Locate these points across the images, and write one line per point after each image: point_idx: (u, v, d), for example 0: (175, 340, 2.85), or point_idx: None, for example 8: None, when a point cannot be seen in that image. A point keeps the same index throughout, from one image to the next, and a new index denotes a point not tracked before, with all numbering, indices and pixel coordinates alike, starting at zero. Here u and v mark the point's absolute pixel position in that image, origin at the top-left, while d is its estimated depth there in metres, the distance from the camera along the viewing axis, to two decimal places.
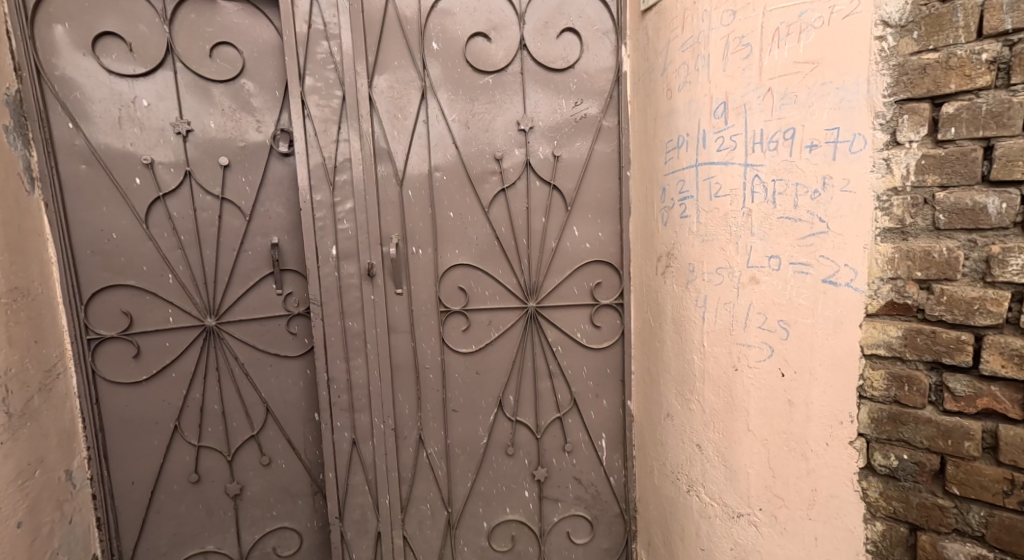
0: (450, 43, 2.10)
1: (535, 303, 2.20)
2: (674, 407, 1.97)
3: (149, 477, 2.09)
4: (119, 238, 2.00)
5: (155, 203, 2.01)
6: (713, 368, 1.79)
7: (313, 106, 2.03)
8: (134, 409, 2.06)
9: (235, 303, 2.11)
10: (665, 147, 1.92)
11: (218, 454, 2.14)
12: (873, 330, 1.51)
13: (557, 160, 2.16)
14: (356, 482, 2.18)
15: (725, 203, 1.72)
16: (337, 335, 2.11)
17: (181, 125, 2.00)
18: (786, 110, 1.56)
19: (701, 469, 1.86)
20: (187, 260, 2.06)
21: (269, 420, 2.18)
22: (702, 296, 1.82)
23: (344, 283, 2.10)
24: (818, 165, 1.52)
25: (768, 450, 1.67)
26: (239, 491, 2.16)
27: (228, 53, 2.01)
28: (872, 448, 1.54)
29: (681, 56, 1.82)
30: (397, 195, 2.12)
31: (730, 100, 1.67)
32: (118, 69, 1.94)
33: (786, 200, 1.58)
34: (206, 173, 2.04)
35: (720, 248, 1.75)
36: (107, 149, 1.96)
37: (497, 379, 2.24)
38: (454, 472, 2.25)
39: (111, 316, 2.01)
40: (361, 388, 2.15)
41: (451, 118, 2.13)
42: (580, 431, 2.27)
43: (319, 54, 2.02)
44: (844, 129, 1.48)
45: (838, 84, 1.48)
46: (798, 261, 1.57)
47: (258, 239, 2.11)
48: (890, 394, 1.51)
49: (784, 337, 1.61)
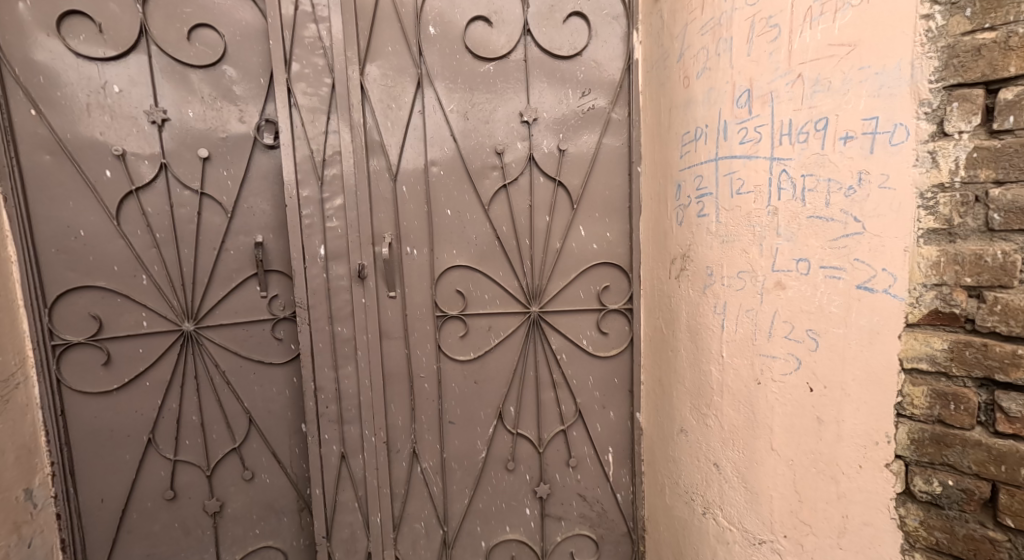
0: (448, 27, 1.95)
1: (539, 307, 2.06)
2: (688, 422, 1.82)
3: (119, 494, 1.94)
4: (88, 236, 1.85)
5: (127, 198, 1.86)
6: (733, 382, 1.65)
7: (300, 94, 1.89)
8: (103, 421, 1.91)
9: (215, 307, 1.95)
10: (681, 140, 1.78)
11: (195, 468, 1.99)
12: (914, 342, 1.36)
13: (562, 154, 2.02)
14: (344, 499, 2.03)
15: (748, 200, 1.57)
16: (324, 341, 1.96)
17: (156, 113, 1.85)
18: (818, 99, 1.41)
19: (718, 490, 1.71)
20: (163, 260, 1.91)
21: (251, 432, 2.03)
22: (720, 302, 1.67)
23: (333, 285, 1.95)
24: (853, 159, 1.37)
25: (793, 472, 1.51)
26: (219, 509, 2.01)
27: (209, 36, 1.87)
28: (912, 473, 1.39)
29: (701, 40, 1.67)
30: (390, 191, 1.97)
31: (755, 88, 1.52)
32: (86, 51, 1.79)
33: (817, 198, 1.43)
34: (184, 165, 1.89)
35: (741, 251, 1.60)
36: (75, 139, 1.81)
37: (497, 389, 2.09)
38: (451, 487, 2.10)
39: (79, 321, 1.87)
40: (351, 398, 2.00)
41: (449, 108, 1.98)
42: (585, 445, 2.12)
43: (307, 38, 1.87)
44: (884, 118, 1.33)
45: (877, 69, 1.33)
46: (829, 265, 1.42)
47: (241, 237, 1.96)
48: (932, 413, 1.36)
49: (813, 348, 1.46)
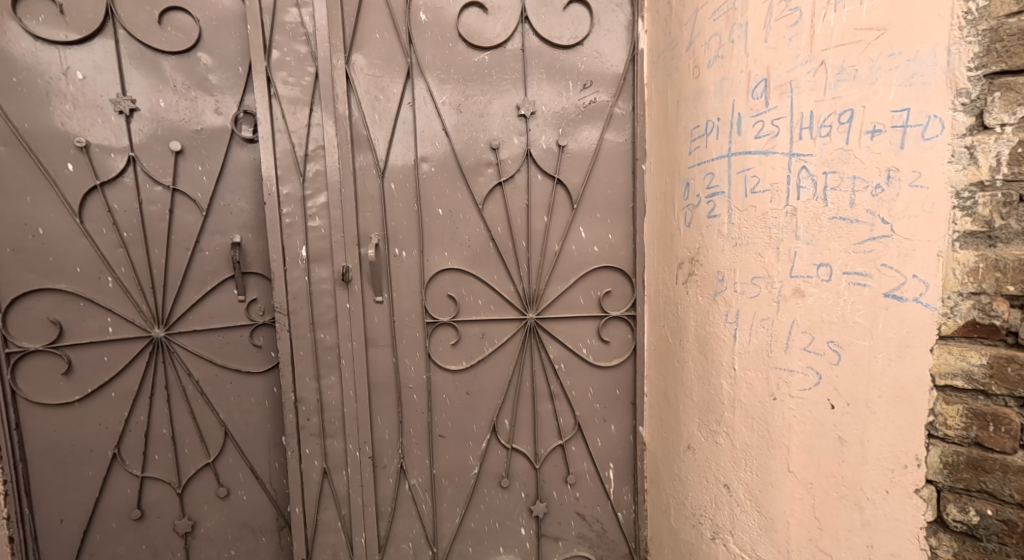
0: (440, 13, 1.82)
1: (535, 314, 1.93)
2: (696, 438, 1.70)
3: (81, 514, 1.81)
4: (47, 235, 1.71)
5: (91, 193, 1.73)
6: (746, 397, 1.52)
7: (280, 84, 1.75)
8: (64, 435, 1.78)
9: (188, 312, 1.82)
10: (690, 134, 1.65)
11: (165, 485, 1.85)
12: (948, 356, 1.24)
13: (562, 151, 1.89)
14: (326, 518, 1.89)
15: (763, 200, 1.44)
16: (306, 349, 1.83)
17: (123, 102, 1.72)
18: (843, 88, 1.29)
19: (729, 514, 1.58)
20: (130, 261, 1.77)
21: (227, 446, 1.89)
22: (732, 310, 1.54)
23: (316, 289, 1.82)
24: (881, 155, 1.25)
25: (813, 496, 1.38)
26: (190, 528, 1.88)
27: (182, 20, 1.74)
28: (945, 500, 1.26)
29: (712, 26, 1.55)
30: (378, 189, 1.84)
31: (773, 76, 1.40)
32: (46, 35, 1.66)
33: (840, 197, 1.31)
34: (154, 159, 1.76)
35: (755, 255, 1.47)
36: (33, 129, 1.68)
37: (491, 400, 1.96)
38: (441, 505, 1.97)
39: (37, 326, 1.73)
40: (334, 410, 1.87)
41: (440, 100, 1.85)
42: (584, 461, 1.99)
43: (288, 22, 1.74)
44: (916, 110, 1.21)
45: (910, 55, 1.20)
46: (853, 271, 1.30)
47: (217, 237, 1.82)
48: (969, 434, 1.23)
49: (834, 362, 1.34)
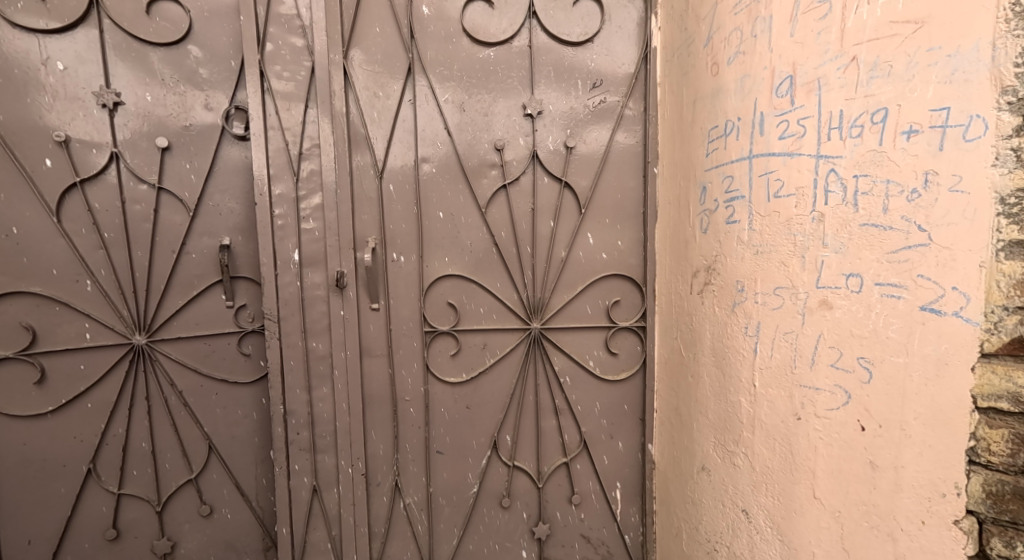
0: (443, 7, 1.74)
1: (540, 324, 1.83)
2: (712, 459, 1.59)
3: (52, 533, 1.70)
4: (21, 234, 1.61)
5: (70, 191, 1.63)
6: (767, 417, 1.41)
7: (274, 78, 1.66)
8: (36, 448, 1.67)
9: (172, 318, 1.72)
10: (707, 135, 1.56)
11: (144, 503, 1.74)
12: (992, 377, 1.14)
13: (570, 152, 1.80)
14: (315, 539, 1.77)
15: (788, 205, 1.35)
16: (297, 359, 1.72)
17: (107, 95, 1.62)
18: (876, 85, 1.20)
19: (747, 542, 1.47)
20: (111, 263, 1.67)
21: (211, 461, 1.77)
22: (753, 322, 1.44)
23: (308, 295, 1.72)
24: (918, 157, 1.16)
25: (841, 525, 1.28)
26: (170, 549, 1.76)
27: (171, 10, 1.65)
28: (988, 533, 1.16)
29: (733, 20, 1.46)
30: (376, 190, 1.75)
31: (799, 73, 1.31)
32: (25, 22, 1.57)
33: (873, 203, 1.21)
34: (139, 156, 1.67)
35: (779, 263, 1.38)
36: (10, 122, 1.59)
37: (493, 414, 1.85)
38: (438, 525, 1.85)
39: (10, 331, 1.63)
40: (326, 423, 1.76)
41: (443, 98, 1.76)
42: (589, 480, 1.89)
43: (283, 14, 1.65)
44: (956, 109, 1.12)
45: (950, 50, 1.12)
46: (886, 282, 1.20)
47: (204, 239, 1.72)
48: (1014, 461, 1.14)
49: (865, 381, 1.24)
